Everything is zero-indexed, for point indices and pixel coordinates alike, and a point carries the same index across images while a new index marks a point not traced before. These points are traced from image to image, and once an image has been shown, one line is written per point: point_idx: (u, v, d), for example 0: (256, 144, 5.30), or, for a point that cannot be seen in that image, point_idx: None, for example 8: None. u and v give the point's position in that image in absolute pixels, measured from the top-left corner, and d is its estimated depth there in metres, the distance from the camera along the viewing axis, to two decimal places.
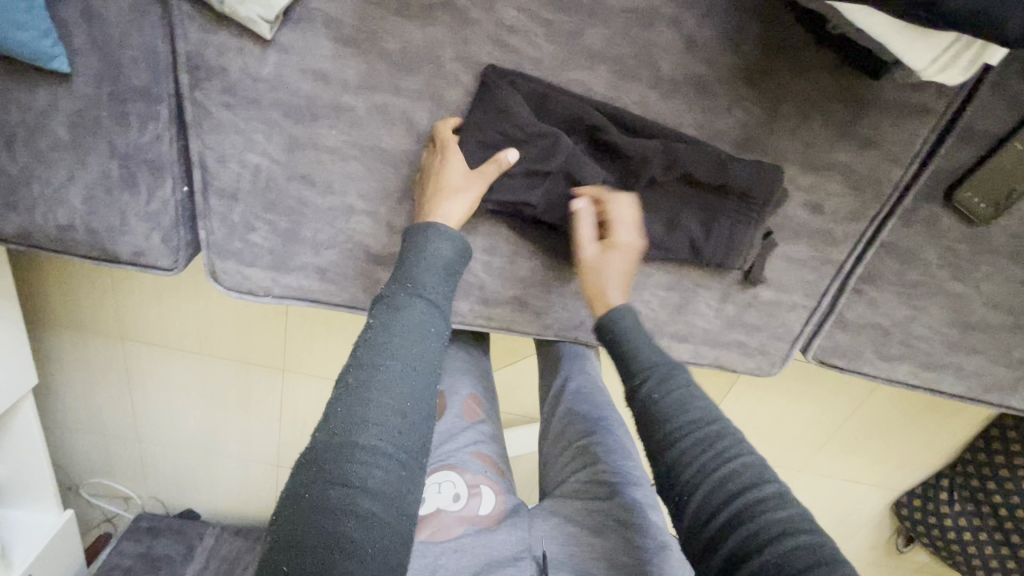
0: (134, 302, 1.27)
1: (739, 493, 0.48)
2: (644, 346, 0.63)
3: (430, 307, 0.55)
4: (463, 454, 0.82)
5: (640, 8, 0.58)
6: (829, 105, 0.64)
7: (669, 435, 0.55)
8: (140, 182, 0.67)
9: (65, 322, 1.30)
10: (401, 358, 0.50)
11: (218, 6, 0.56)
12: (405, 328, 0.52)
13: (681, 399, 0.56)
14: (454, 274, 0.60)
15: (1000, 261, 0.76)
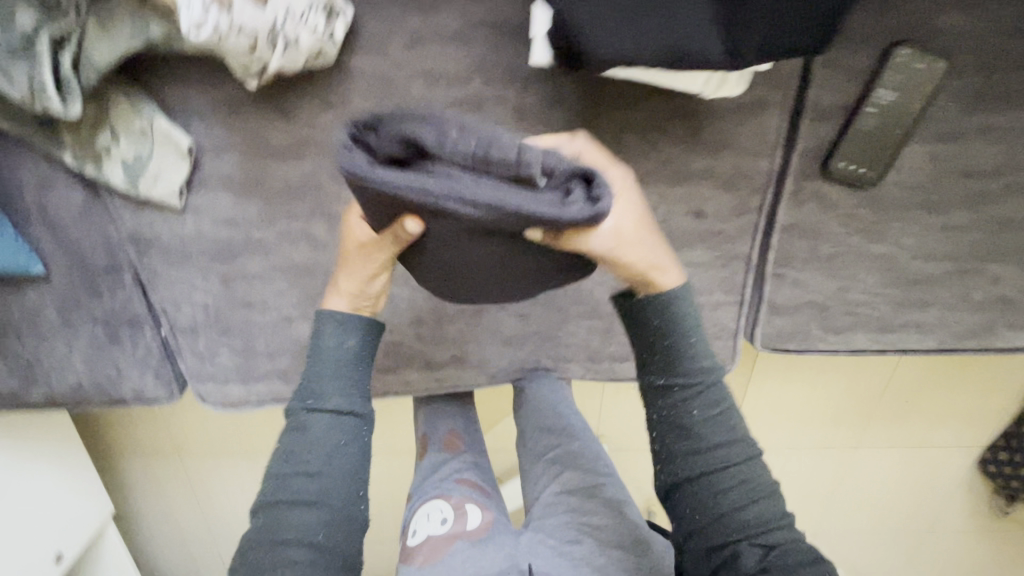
0: (179, 422, 1.44)
1: (767, 531, 0.55)
2: (677, 337, 0.59)
3: (342, 404, 0.60)
4: (448, 483, 0.83)
5: (466, 98, 0.66)
6: (670, 126, 0.69)
7: (702, 455, 0.58)
8: (123, 337, 0.81)
9: (129, 450, 1.50)
10: (321, 466, 0.58)
11: (136, 192, 0.69)
12: (320, 437, 0.59)
13: (721, 422, 0.59)
14: (365, 362, 0.64)
15: (909, 215, 0.76)
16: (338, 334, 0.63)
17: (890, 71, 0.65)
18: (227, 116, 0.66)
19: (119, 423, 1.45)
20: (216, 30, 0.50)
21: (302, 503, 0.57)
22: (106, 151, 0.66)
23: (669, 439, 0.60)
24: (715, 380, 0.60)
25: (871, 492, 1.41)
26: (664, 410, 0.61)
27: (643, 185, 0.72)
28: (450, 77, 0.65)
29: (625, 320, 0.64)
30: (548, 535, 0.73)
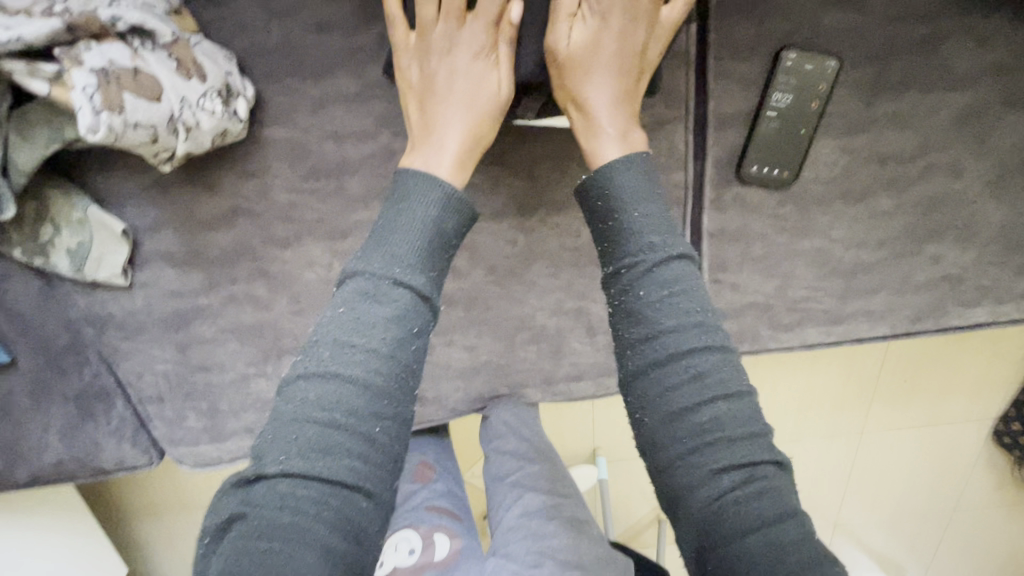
0: (182, 481, 1.49)
1: (753, 447, 0.43)
2: (639, 212, 0.47)
3: (403, 308, 0.45)
4: (419, 513, 0.87)
5: (378, 152, 0.69)
6: (578, 153, 0.72)
7: (678, 364, 0.44)
8: (95, 411, 0.85)
9: (136, 516, 1.53)
10: (361, 387, 0.43)
11: (80, 277, 0.73)
12: (390, 342, 0.44)
13: (677, 326, 0.44)
14: (435, 243, 0.48)
15: (833, 206, 0.76)
16: (423, 201, 0.49)
17: (782, 75, 0.68)
18: (159, 194, 0.71)
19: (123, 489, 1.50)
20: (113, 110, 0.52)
21: (334, 438, 0.42)
22: (49, 243, 0.70)
23: (636, 353, 0.46)
24: (674, 266, 0.46)
25: (889, 485, 1.33)
26: (624, 307, 0.47)
27: (563, 211, 0.74)
28: (357, 134, 0.68)
29: (588, 222, 0.52)
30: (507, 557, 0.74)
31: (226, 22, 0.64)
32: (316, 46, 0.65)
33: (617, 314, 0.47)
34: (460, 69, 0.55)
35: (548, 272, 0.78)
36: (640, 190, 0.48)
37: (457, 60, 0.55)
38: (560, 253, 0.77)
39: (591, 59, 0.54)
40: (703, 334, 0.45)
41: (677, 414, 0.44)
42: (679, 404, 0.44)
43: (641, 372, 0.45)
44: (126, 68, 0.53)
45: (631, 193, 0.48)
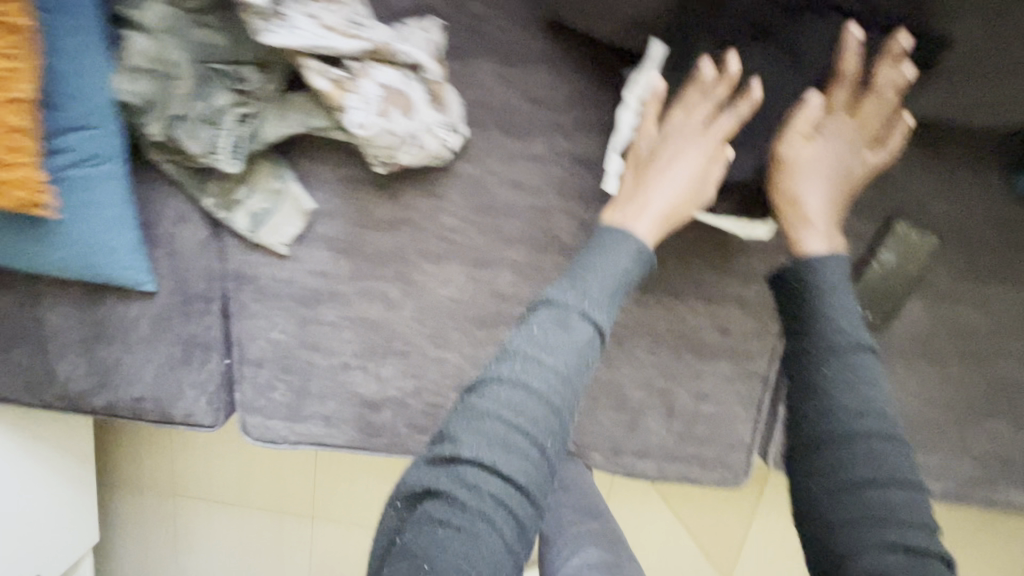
0: (199, 453, 1.57)
1: (913, 530, 0.49)
2: (836, 306, 0.56)
3: (576, 345, 0.56)
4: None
5: (542, 206, 0.80)
6: (707, 255, 0.82)
7: (854, 438, 0.52)
8: (195, 359, 0.90)
9: (138, 475, 1.59)
10: (539, 398, 0.54)
11: (252, 237, 0.82)
12: (562, 368, 0.55)
13: (858, 404, 0.53)
14: (616, 299, 0.59)
15: (911, 360, 0.85)
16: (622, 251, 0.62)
17: (894, 237, 0.79)
18: (344, 191, 0.81)
19: (143, 439, 1.58)
20: (369, 119, 0.66)
21: (513, 436, 0.53)
22: (239, 202, 0.81)
23: (816, 425, 0.54)
24: (862, 360, 0.54)
25: None
26: (815, 381, 0.54)
27: (678, 298, 0.84)
28: (530, 188, 0.79)
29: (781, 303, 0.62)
30: None
31: (460, 77, 0.75)
32: (525, 113, 0.76)
33: (805, 388, 0.55)
34: (687, 156, 0.67)
35: (647, 347, 0.87)
36: (836, 288, 0.58)
37: (689, 148, 0.67)
38: (664, 334, 0.86)
39: (812, 168, 0.65)
40: (879, 420, 0.52)
41: (847, 483, 0.51)
42: (850, 476, 0.51)
43: (816, 442, 0.53)
44: (390, 90, 0.67)
45: (830, 287, 0.58)
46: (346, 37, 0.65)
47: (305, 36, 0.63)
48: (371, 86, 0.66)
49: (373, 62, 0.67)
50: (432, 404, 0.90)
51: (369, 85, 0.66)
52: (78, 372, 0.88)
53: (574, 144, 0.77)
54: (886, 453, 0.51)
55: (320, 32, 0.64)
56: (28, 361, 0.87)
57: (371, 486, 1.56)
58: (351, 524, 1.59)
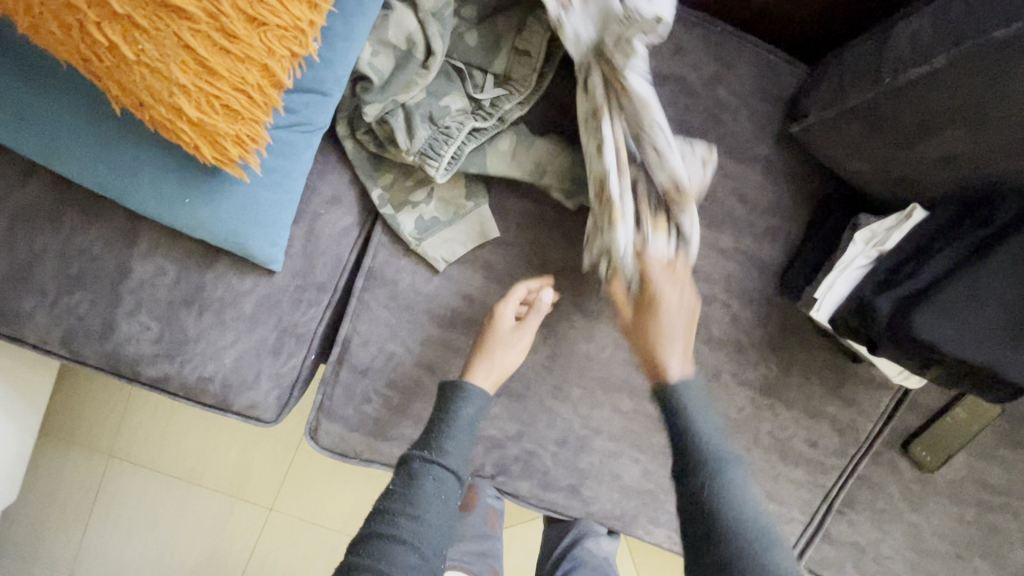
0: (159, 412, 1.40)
1: None
2: (703, 419, 0.63)
3: (450, 468, 0.67)
4: (480, 567, 0.93)
5: (705, 293, 0.82)
6: (824, 374, 0.89)
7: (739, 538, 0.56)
8: (286, 351, 0.79)
9: (78, 421, 1.39)
10: (437, 508, 0.65)
11: (414, 244, 0.74)
12: (443, 485, 0.66)
13: (731, 498, 0.58)
14: (473, 431, 0.71)
15: (942, 499, 0.98)
16: (464, 402, 0.71)
17: (967, 399, 0.92)
18: (526, 224, 0.77)
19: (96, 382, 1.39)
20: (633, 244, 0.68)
21: (422, 521, 0.63)
22: (415, 204, 0.73)
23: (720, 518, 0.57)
24: (728, 464, 0.61)
25: None
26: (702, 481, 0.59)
27: (787, 407, 0.89)
28: (703, 274, 0.81)
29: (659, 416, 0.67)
30: None
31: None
32: (727, 206, 0.79)
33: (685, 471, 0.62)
34: (672, 297, 0.68)
35: (745, 444, 0.90)
36: (690, 404, 0.65)
37: (673, 294, 0.68)
38: (763, 435, 0.90)
39: (672, 331, 0.67)
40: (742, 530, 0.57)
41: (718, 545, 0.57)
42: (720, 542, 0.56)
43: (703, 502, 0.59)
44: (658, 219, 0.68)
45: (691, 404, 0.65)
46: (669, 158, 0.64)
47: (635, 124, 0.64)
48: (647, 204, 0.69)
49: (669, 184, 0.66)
50: (527, 451, 0.88)
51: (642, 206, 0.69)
52: (143, 335, 0.73)
53: (759, 248, 0.80)
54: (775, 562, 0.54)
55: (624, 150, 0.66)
56: (85, 306, 0.72)
57: (351, 488, 1.47)
58: (314, 525, 1.46)
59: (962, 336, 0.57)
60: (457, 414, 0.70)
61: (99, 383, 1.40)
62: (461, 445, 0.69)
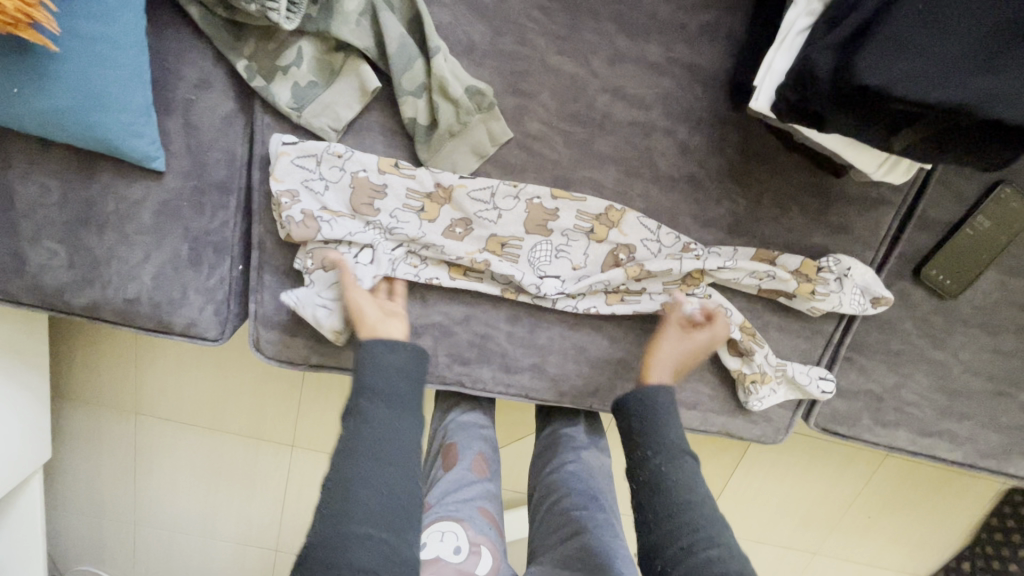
0: (158, 371, 1.43)
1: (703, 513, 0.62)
2: (665, 409, 0.70)
3: (387, 411, 0.63)
4: (468, 509, 0.83)
5: (641, 122, 0.71)
6: (803, 200, 0.76)
7: (680, 468, 0.65)
8: (204, 261, 0.76)
9: (93, 389, 1.45)
10: (378, 459, 0.59)
11: (295, 117, 0.67)
12: (376, 435, 0.61)
13: (667, 439, 0.68)
14: (406, 374, 0.67)
15: (972, 330, 0.85)
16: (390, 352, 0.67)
17: (992, 202, 0.77)
18: None
19: (95, 350, 1.41)
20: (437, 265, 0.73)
21: (367, 486, 0.57)
22: (285, 69, 0.66)
23: (656, 437, 0.68)
24: (666, 414, 0.70)
25: None
26: (647, 431, 0.69)
27: (765, 246, 0.78)
28: (634, 99, 0.69)
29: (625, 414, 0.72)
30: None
31: None
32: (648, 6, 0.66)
33: (642, 446, 0.68)
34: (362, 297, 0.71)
35: (723, 296, 0.80)
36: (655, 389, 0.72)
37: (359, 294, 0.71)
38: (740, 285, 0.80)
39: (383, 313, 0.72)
40: (724, 550, 0.58)
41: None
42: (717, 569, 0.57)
43: (682, 513, 0.61)
44: (624, 241, 0.76)
45: (655, 400, 0.71)
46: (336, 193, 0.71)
47: (302, 148, 0.69)
48: (406, 227, 0.72)
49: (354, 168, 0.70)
50: (480, 335, 0.82)
51: (501, 208, 0.73)
52: (55, 263, 0.72)
53: (696, 53, 0.67)
54: (679, 453, 0.67)
55: (345, 190, 0.70)
56: None
57: None
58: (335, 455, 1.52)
59: (909, 62, 0.45)
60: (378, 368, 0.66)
61: (101, 351, 1.41)
62: (391, 389, 0.65)
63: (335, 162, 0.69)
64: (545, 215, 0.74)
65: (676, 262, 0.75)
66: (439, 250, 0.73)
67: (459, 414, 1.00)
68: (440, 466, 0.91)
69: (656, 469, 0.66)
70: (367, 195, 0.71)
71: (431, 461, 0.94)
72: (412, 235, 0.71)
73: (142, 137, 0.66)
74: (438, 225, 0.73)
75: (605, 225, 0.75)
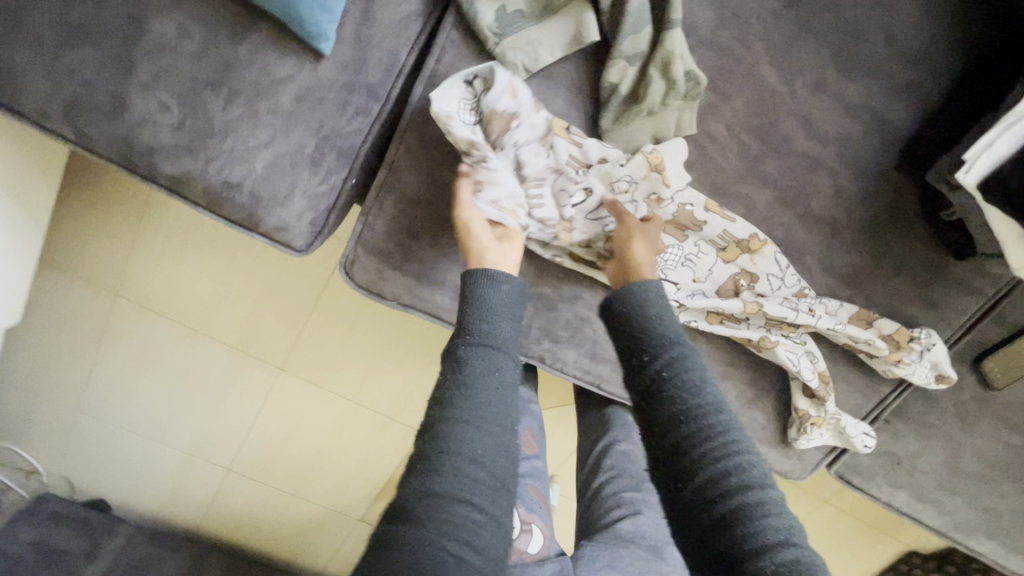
0: (147, 258, 1.25)
1: (720, 430, 0.53)
2: (659, 319, 0.61)
3: (494, 357, 0.54)
4: (518, 485, 0.78)
5: (814, 155, 0.71)
6: (918, 271, 0.79)
7: (688, 372, 0.57)
8: (324, 164, 0.68)
9: (61, 259, 1.24)
10: (485, 407, 0.51)
11: (492, 44, 0.61)
12: (481, 379, 0.53)
13: (668, 350, 0.59)
14: (516, 315, 0.59)
15: (994, 420, 0.93)
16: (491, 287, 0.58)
17: None
18: None
19: (70, 216, 1.20)
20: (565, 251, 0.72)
21: (476, 443, 0.49)
22: None
23: (665, 346, 0.59)
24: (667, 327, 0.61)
25: None
26: (653, 339, 0.59)
27: (868, 304, 0.80)
28: (818, 131, 0.69)
29: (615, 323, 0.63)
30: (603, 549, 0.72)
31: None
32: (871, 45, 0.65)
33: (649, 354, 0.59)
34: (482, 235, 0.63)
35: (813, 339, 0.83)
36: (650, 298, 0.62)
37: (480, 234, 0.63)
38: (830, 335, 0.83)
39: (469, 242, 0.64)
40: (742, 458, 0.52)
41: (714, 496, 0.50)
42: (732, 483, 0.50)
43: (689, 424, 0.54)
44: (750, 269, 0.75)
45: (651, 311, 0.62)
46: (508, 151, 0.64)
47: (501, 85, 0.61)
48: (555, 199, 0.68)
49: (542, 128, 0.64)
50: (577, 317, 0.80)
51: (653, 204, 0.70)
52: (161, 119, 0.63)
53: (891, 106, 0.68)
54: (680, 358, 0.58)
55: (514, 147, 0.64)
56: (99, 73, 0.61)
57: (363, 361, 1.41)
58: (324, 390, 1.44)
59: None
60: (481, 319, 0.57)
61: (90, 219, 1.21)
62: (492, 339, 0.55)
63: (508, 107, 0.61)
64: (690, 223, 0.72)
65: (794, 311, 0.75)
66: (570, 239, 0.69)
67: None
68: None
69: (661, 377, 0.57)
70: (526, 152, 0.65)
71: None
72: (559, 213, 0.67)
73: (322, 12, 0.59)
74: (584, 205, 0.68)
75: (740, 250, 0.74)
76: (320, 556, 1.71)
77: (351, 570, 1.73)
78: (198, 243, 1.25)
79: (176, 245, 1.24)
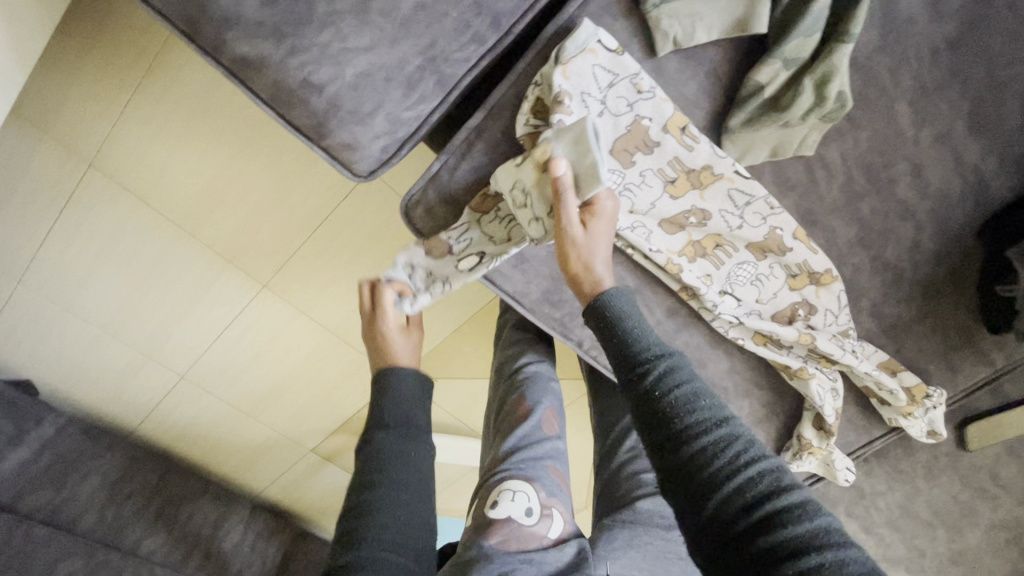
0: (139, 133, 1.10)
1: (732, 438, 0.44)
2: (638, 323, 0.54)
3: (400, 432, 0.66)
4: (539, 469, 0.73)
5: (909, 205, 0.70)
6: (952, 334, 0.78)
7: (679, 379, 0.48)
8: (421, 88, 0.60)
9: (31, 109, 1.06)
10: (401, 477, 0.62)
11: (649, 6, 0.57)
12: (392, 452, 0.64)
13: (664, 364, 0.49)
14: (422, 399, 0.70)
15: None
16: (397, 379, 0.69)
17: None
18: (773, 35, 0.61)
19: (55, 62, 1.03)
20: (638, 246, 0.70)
21: (392, 504, 0.60)
22: None
23: (632, 348, 0.52)
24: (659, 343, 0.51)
25: None
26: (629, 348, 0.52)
27: None
28: (922, 183, 0.69)
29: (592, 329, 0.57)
30: (623, 530, 0.70)
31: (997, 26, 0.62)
32: (1002, 112, 0.65)
33: (634, 367, 0.51)
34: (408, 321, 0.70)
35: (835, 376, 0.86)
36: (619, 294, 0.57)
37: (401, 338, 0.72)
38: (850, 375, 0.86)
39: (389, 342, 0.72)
40: (766, 462, 0.42)
41: (743, 515, 0.40)
42: (757, 498, 0.40)
43: (691, 440, 0.44)
44: (811, 301, 0.74)
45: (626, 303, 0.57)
46: (612, 132, 0.63)
47: (625, 61, 0.59)
48: (646, 192, 0.66)
49: (653, 117, 0.61)
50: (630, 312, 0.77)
51: (745, 221, 0.68)
52: None
53: (996, 176, 0.68)
54: (677, 372, 0.49)
55: (618, 127, 0.62)
56: None
57: (356, 295, 1.33)
58: (305, 317, 1.35)
59: None
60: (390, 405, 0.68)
61: (79, 71, 1.03)
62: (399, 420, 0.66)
63: (628, 95, 0.60)
64: (775, 247, 0.70)
65: (840, 350, 0.75)
66: (646, 233, 0.69)
67: (531, 361, 0.90)
68: (510, 414, 0.81)
69: (650, 389, 0.48)
70: (637, 143, 0.63)
71: (500, 408, 0.84)
72: (644, 204, 0.67)
73: None
74: (676, 206, 0.68)
75: (809, 280, 0.73)
76: (262, 478, 1.66)
77: (287, 496, 1.70)
78: (201, 129, 1.11)
79: (177, 128, 1.10)
